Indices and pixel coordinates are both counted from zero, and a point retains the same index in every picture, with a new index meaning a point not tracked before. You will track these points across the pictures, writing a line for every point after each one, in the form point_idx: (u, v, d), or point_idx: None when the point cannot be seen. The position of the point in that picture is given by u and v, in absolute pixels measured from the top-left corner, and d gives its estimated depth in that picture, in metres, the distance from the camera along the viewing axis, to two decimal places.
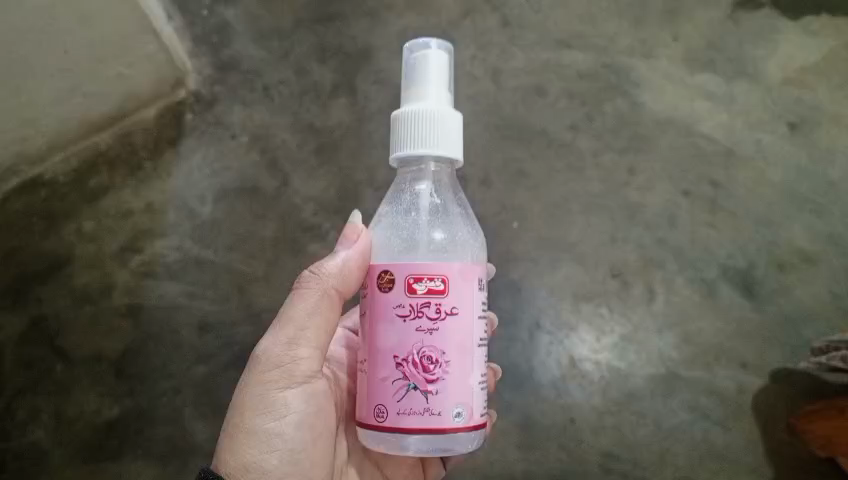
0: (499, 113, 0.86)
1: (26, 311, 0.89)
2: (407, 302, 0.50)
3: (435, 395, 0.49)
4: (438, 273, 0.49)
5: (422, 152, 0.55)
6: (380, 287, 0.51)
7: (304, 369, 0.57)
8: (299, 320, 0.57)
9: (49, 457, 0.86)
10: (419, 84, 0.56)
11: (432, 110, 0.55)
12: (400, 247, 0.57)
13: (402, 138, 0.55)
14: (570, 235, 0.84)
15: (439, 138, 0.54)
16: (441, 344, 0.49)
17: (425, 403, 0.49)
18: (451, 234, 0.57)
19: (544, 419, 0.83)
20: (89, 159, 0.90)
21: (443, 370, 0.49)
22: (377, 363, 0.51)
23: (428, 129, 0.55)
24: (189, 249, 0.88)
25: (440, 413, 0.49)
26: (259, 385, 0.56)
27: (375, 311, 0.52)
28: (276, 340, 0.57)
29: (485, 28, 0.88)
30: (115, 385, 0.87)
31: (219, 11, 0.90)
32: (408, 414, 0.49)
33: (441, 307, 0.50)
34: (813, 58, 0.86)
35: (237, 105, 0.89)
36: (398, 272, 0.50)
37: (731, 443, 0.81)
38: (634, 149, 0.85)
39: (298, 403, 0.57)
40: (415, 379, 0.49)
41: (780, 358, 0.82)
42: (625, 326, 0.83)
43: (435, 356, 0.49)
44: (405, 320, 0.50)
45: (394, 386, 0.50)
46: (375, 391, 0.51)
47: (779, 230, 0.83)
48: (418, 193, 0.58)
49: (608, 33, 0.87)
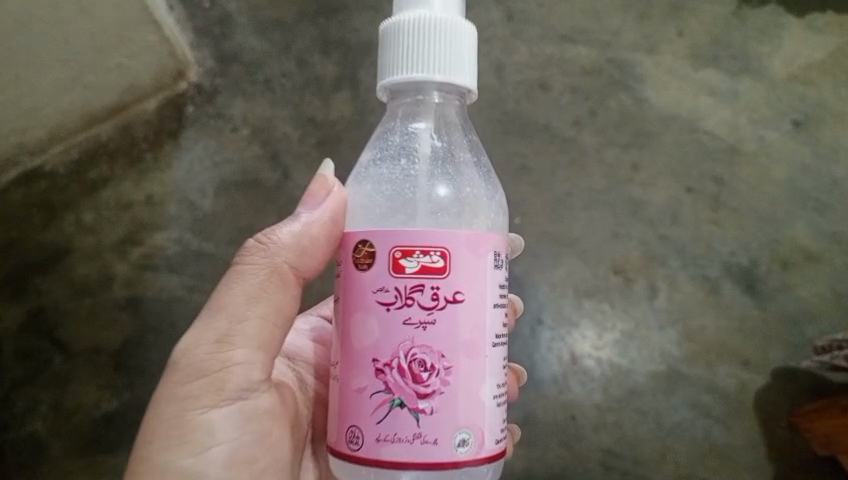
0: (502, 108, 0.86)
1: (26, 303, 0.88)
2: (392, 287, 0.44)
3: (428, 415, 0.43)
4: (437, 245, 0.43)
5: (426, 79, 0.46)
6: (357, 265, 0.45)
7: (236, 381, 0.50)
8: (234, 311, 0.50)
9: (47, 450, 0.86)
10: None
11: (441, 28, 0.46)
12: (391, 201, 0.50)
13: (397, 58, 0.46)
14: (573, 231, 0.84)
15: (438, 60, 0.46)
16: (436, 344, 0.43)
17: (416, 427, 0.43)
18: (454, 187, 0.51)
19: (545, 416, 0.83)
20: (90, 151, 0.90)
21: (439, 378, 0.43)
22: (355, 370, 0.45)
23: (434, 52, 0.46)
24: (189, 242, 0.87)
25: (437, 441, 0.43)
26: (178, 401, 0.49)
27: (351, 299, 0.46)
28: (201, 340, 0.49)
29: (489, 21, 0.87)
30: (114, 377, 0.86)
31: (222, 3, 0.90)
32: (395, 441, 0.43)
33: (439, 293, 0.43)
34: (818, 55, 0.85)
35: (238, 97, 0.88)
36: (382, 245, 0.44)
37: (731, 442, 0.81)
38: (638, 145, 0.84)
39: (229, 427, 0.50)
40: (403, 393, 0.43)
41: (782, 356, 0.81)
42: (627, 323, 0.83)
43: (430, 362, 0.43)
44: (389, 311, 0.44)
45: (375, 400, 0.44)
46: (353, 405, 0.45)
47: (782, 227, 0.83)
48: (416, 135, 0.50)
49: (612, 28, 0.86)
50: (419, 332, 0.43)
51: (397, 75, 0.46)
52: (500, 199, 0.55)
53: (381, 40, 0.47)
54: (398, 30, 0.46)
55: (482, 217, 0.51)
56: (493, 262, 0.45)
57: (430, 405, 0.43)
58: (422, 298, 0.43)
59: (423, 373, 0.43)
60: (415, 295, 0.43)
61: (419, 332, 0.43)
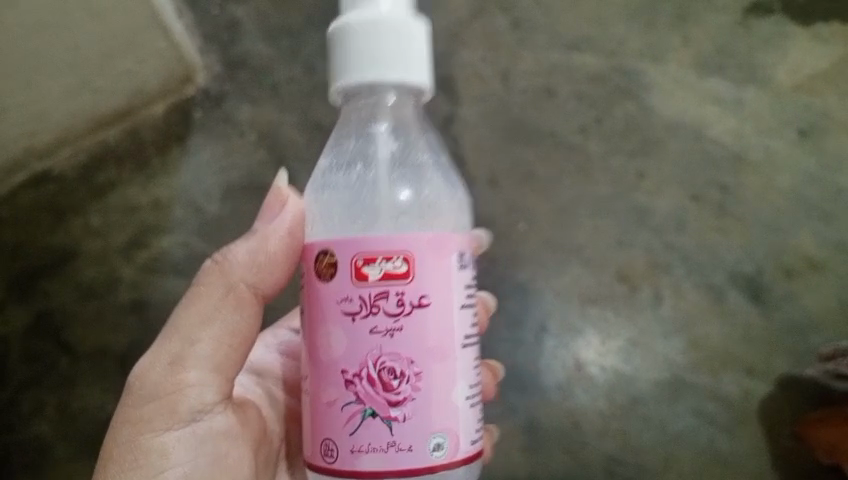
0: (507, 114, 0.86)
1: (33, 304, 0.89)
2: (357, 296, 0.47)
3: (401, 423, 0.46)
4: (400, 251, 0.46)
5: (382, 79, 0.50)
6: (320, 276, 0.48)
7: (187, 402, 0.54)
8: (186, 335, 0.54)
9: (52, 451, 0.86)
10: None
11: (389, 28, 0.50)
12: (353, 199, 0.55)
13: (353, 61, 0.51)
14: (578, 238, 0.84)
15: (391, 60, 0.50)
16: (404, 350, 0.47)
17: (390, 435, 0.46)
18: (413, 185, 0.56)
19: (549, 423, 0.83)
20: (98, 154, 0.91)
21: (409, 384, 0.47)
22: (326, 383, 0.48)
23: (387, 51, 0.50)
24: (196, 246, 0.88)
25: (411, 447, 0.46)
26: (132, 424, 0.54)
27: (317, 312, 0.49)
28: (156, 366, 0.54)
29: (495, 29, 0.87)
30: (119, 380, 0.87)
31: (230, 9, 0.90)
32: (370, 450, 0.46)
33: (404, 299, 0.47)
34: (823, 64, 0.85)
35: (246, 103, 0.89)
36: (344, 256, 0.47)
37: (736, 450, 0.81)
38: (643, 153, 0.85)
39: (182, 447, 0.54)
40: (375, 403, 0.46)
41: (786, 364, 0.81)
42: (632, 330, 0.83)
43: (399, 369, 0.46)
44: (353, 321, 0.47)
45: (347, 412, 0.47)
46: (326, 418, 0.48)
47: (786, 236, 0.83)
48: (376, 138, 0.56)
49: (618, 36, 0.86)
50: (386, 340, 0.46)
51: (355, 78, 0.51)
52: (456, 193, 0.60)
53: (333, 43, 0.52)
54: (348, 32, 0.51)
55: (439, 211, 0.57)
56: (457, 263, 0.49)
57: (401, 412, 0.46)
58: (387, 306, 0.46)
59: (394, 380, 0.46)
60: (380, 302, 0.46)
61: (386, 340, 0.46)
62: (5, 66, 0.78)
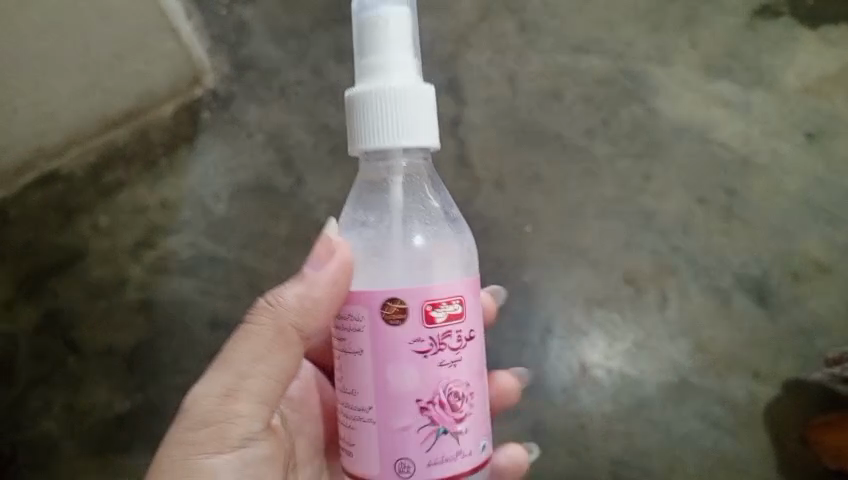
0: (514, 117, 0.86)
1: (41, 303, 0.89)
2: (426, 336, 0.52)
3: (464, 436, 0.53)
4: (457, 295, 0.53)
5: (394, 147, 0.55)
6: (388, 320, 0.52)
7: (239, 431, 0.56)
8: (242, 369, 0.56)
9: (60, 449, 0.87)
10: (381, 61, 0.55)
11: (400, 97, 0.54)
12: (376, 250, 0.57)
13: (368, 128, 0.55)
14: (584, 240, 0.84)
15: (402, 126, 0.54)
16: (463, 375, 0.53)
17: (457, 446, 0.53)
18: (429, 234, 0.57)
19: (554, 425, 0.83)
20: (106, 155, 0.91)
21: (468, 403, 0.54)
22: (396, 411, 0.52)
23: (399, 120, 0.54)
24: (203, 246, 0.88)
25: (470, 453, 0.54)
26: (184, 448, 0.55)
27: (383, 351, 0.52)
28: (211, 396, 0.55)
29: (503, 31, 0.87)
30: (127, 379, 0.87)
31: (238, 11, 0.90)
32: (443, 462, 0.52)
33: (462, 335, 0.53)
34: (832, 67, 0.85)
35: (254, 104, 0.89)
36: (414, 301, 0.51)
37: (741, 453, 0.81)
38: (650, 156, 0.85)
39: (229, 473, 0.55)
40: (446, 422, 0.53)
41: (792, 368, 0.81)
42: (638, 332, 0.83)
43: (462, 392, 0.53)
44: (422, 358, 0.52)
45: (422, 434, 0.52)
46: (397, 441, 0.52)
47: (794, 239, 0.83)
48: (392, 191, 0.58)
49: (626, 38, 0.86)
50: (451, 370, 0.53)
51: (371, 145, 0.55)
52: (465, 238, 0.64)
53: (350, 109, 0.56)
54: (364, 99, 0.55)
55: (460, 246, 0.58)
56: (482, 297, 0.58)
57: (465, 427, 0.53)
58: (451, 342, 0.53)
59: (458, 402, 0.53)
60: (446, 339, 0.52)
61: (452, 370, 0.53)
62: (18, 64, 0.78)
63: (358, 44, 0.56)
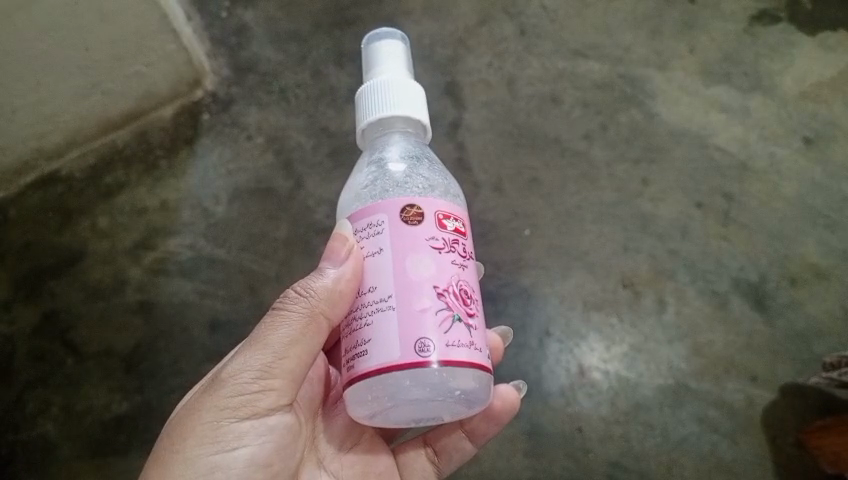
0: (513, 120, 0.87)
1: (40, 305, 0.89)
2: (439, 236, 0.50)
3: (475, 330, 0.50)
4: (458, 214, 0.53)
5: (389, 114, 0.55)
6: (406, 220, 0.50)
7: (267, 401, 0.54)
8: (278, 349, 0.53)
9: (58, 450, 0.84)
10: (379, 62, 0.58)
11: (395, 79, 0.56)
12: (375, 184, 0.55)
13: (365, 107, 0.56)
14: (582, 244, 0.84)
15: (402, 98, 0.55)
16: (469, 281, 0.52)
17: (469, 335, 0.49)
18: (429, 178, 0.56)
19: (553, 428, 0.81)
20: (106, 157, 0.92)
21: (475, 305, 0.51)
22: (412, 296, 0.49)
23: (395, 92, 0.55)
24: (202, 248, 0.88)
25: (480, 349, 0.50)
26: (215, 410, 0.52)
27: (401, 247, 0.50)
28: (246, 367, 0.53)
29: (502, 36, 0.90)
30: (125, 380, 0.86)
31: (238, 13, 0.94)
32: (458, 345, 0.49)
33: (465, 248, 0.53)
34: (828, 73, 0.87)
35: (254, 107, 0.91)
36: (428, 207, 0.51)
37: (740, 458, 0.79)
38: (648, 160, 0.85)
39: (253, 438, 0.54)
40: (459, 312, 0.49)
41: (790, 373, 0.81)
42: (636, 337, 0.82)
43: (469, 292, 0.51)
44: (436, 255, 0.50)
45: (439, 317, 0.48)
46: (415, 324, 0.48)
47: (792, 244, 0.83)
48: (392, 147, 0.57)
49: (624, 43, 0.89)
50: (460, 272, 0.51)
51: (368, 117, 0.56)
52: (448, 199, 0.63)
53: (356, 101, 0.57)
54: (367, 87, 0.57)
55: (453, 193, 0.57)
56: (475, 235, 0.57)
57: (476, 323, 0.51)
58: (458, 249, 0.52)
59: (468, 300, 0.51)
60: (455, 244, 0.52)
61: (460, 271, 0.51)
62: (16, 66, 0.78)
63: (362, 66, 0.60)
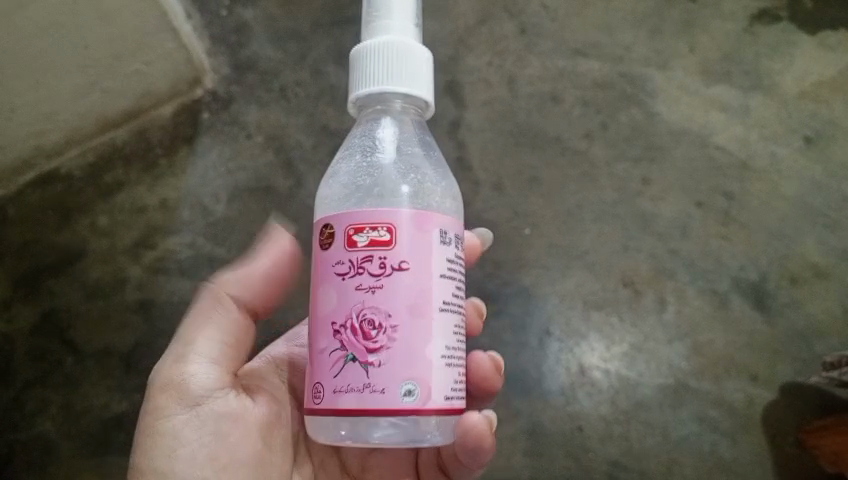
0: (514, 119, 0.87)
1: (39, 303, 0.89)
2: (346, 258, 0.45)
3: (377, 370, 0.43)
4: (384, 221, 0.44)
5: (388, 90, 0.48)
6: (321, 244, 0.46)
7: (190, 383, 0.51)
8: (185, 335, 0.53)
9: (57, 449, 0.85)
10: (383, 12, 0.50)
11: (397, 47, 0.49)
12: (345, 186, 0.51)
13: (363, 74, 0.49)
14: (582, 243, 0.84)
15: (402, 74, 0.49)
16: (386, 304, 0.44)
17: (365, 378, 0.43)
18: (410, 180, 0.51)
19: (553, 427, 0.81)
20: (105, 155, 0.92)
21: (386, 337, 0.43)
22: (318, 333, 0.46)
23: (394, 67, 0.48)
24: (201, 246, 0.88)
25: (384, 391, 0.43)
26: (146, 413, 0.51)
27: (316, 275, 0.47)
28: (164, 361, 0.53)
29: (502, 34, 0.89)
30: (124, 379, 0.86)
31: (238, 12, 0.93)
32: (348, 390, 0.43)
33: (387, 261, 0.44)
34: (828, 73, 0.87)
35: (253, 105, 0.91)
36: (338, 224, 0.45)
37: (739, 457, 0.79)
38: (649, 159, 0.85)
39: (194, 431, 0.51)
40: (354, 350, 0.44)
41: (791, 372, 0.81)
42: (637, 336, 0.82)
43: (379, 320, 0.44)
44: (343, 281, 0.45)
45: (332, 358, 0.45)
46: (316, 364, 0.46)
47: (792, 243, 0.83)
48: (377, 138, 0.51)
49: (625, 42, 0.88)
50: (369, 296, 0.44)
51: (365, 88, 0.49)
52: (450, 187, 0.55)
53: (352, 62, 0.50)
54: (365, 50, 0.49)
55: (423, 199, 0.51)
56: (439, 238, 0.45)
57: (379, 363, 0.43)
58: (372, 267, 0.44)
59: (373, 331, 0.43)
60: (366, 264, 0.44)
61: (369, 296, 0.44)
62: (17, 65, 0.78)
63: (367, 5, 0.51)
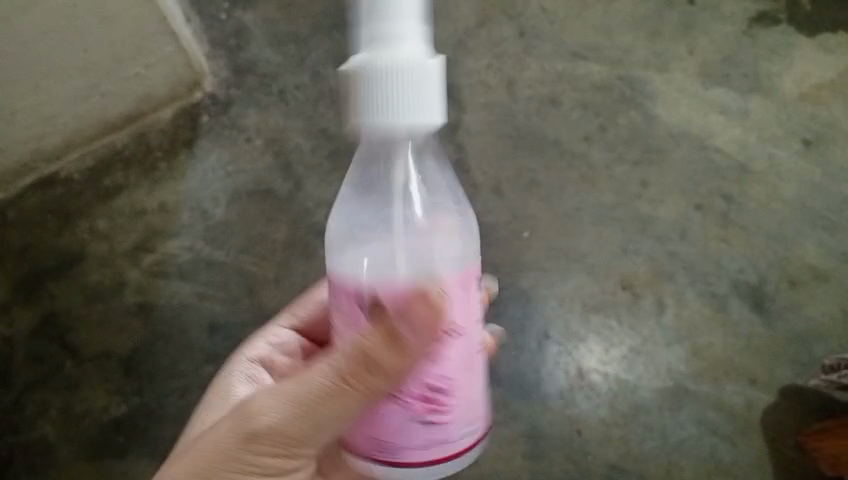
0: (513, 122, 0.87)
1: (39, 307, 0.89)
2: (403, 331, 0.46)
3: (445, 424, 0.48)
4: (436, 291, 0.46)
5: (401, 128, 0.45)
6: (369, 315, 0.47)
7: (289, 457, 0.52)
8: (312, 418, 0.50)
9: (57, 451, 0.86)
10: (388, 36, 0.44)
11: (408, 82, 0.44)
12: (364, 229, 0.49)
13: (376, 102, 0.45)
14: (582, 246, 0.84)
15: (415, 113, 0.44)
16: (446, 368, 0.47)
17: (433, 434, 0.48)
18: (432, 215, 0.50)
19: (551, 430, 0.82)
20: (105, 159, 0.91)
21: (452, 396, 0.48)
22: (372, 396, 0.48)
23: (408, 105, 0.44)
24: (201, 250, 0.88)
25: (451, 440, 0.48)
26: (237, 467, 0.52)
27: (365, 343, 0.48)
28: (275, 430, 0.51)
29: (501, 36, 0.88)
30: (124, 383, 0.87)
31: (237, 15, 0.91)
32: (416, 446, 0.48)
33: (447, 330, 0.47)
34: (830, 74, 0.86)
35: (252, 109, 0.90)
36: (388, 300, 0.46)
37: (738, 460, 0.81)
38: (648, 162, 0.85)
39: None
40: (419, 413, 0.47)
41: (789, 375, 0.81)
42: (635, 338, 0.82)
43: (442, 384, 0.47)
44: (408, 361, 0.47)
45: (396, 420, 0.48)
46: (370, 422, 0.49)
47: (792, 246, 0.83)
48: (392, 176, 0.49)
49: (625, 44, 0.87)
50: (430, 364, 0.47)
51: (374, 125, 0.45)
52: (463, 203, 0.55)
53: (355, 90, 0.45)
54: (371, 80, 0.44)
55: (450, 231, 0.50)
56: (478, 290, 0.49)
57: (453, 418, 0.48)
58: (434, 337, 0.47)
59: (438, 395, 0.47)
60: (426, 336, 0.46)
61: (434, 365, 0.47)
62: (17, 70, 0.77)
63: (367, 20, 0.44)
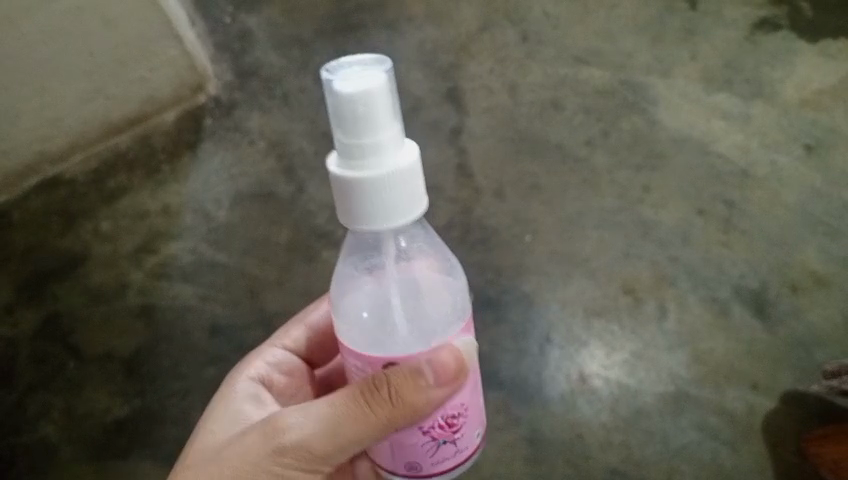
0: (515, 127, 0.87)
1: (42, 307, 0.89)
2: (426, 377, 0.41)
3: (467, 438, 0.45)
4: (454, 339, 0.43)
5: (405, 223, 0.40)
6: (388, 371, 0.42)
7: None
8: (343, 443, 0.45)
9: (58, 453, 0.87)
10: (370, 126, 0.38)
11: (402, 175, 0.40)
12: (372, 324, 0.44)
13: (361, 194, 0.39)
14: (583, 250, 0.84)
15: (414, 202, 0.40)
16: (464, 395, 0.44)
17: (458, 449, 0.45)
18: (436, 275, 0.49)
19: (551, 434, 0.82)
20: (108, 161, 0.91)
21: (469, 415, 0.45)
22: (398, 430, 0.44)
23: (406, 198, 0.40)
24: (204, 252, 0.89)
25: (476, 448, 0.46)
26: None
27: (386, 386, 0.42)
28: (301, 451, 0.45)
29: (504, 41, 0.89)
30: (125, 384, 0.87)
31: (242, 19, 0.91)
32: (446, 461, 0.44)
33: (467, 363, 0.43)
34: (830, 80, 0.87)
35: (256, 112, 0.90)
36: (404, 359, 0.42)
37: (739, 465, 0.80)
38: (650, 166, 0.86)
39: None
40: (446, 437, 0.44)
41: (790, 379, 0.81)
42: (636, 343, 0.83)
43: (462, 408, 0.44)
44: (421, 402, 0.42)
45: (425, 447, 0.44)
46: (400, 452, 0.45)
47: (792, 252, 0.83)
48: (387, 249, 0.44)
49: (626, 49, 0.88)
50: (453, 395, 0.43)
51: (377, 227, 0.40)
52: None
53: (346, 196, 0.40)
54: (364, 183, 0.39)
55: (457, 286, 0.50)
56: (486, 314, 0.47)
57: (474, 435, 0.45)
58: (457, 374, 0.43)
59: (458, 418, 0.44)
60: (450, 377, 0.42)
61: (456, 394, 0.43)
62: (22, 71, 0.80)
63: (340, 119, 0.39)
